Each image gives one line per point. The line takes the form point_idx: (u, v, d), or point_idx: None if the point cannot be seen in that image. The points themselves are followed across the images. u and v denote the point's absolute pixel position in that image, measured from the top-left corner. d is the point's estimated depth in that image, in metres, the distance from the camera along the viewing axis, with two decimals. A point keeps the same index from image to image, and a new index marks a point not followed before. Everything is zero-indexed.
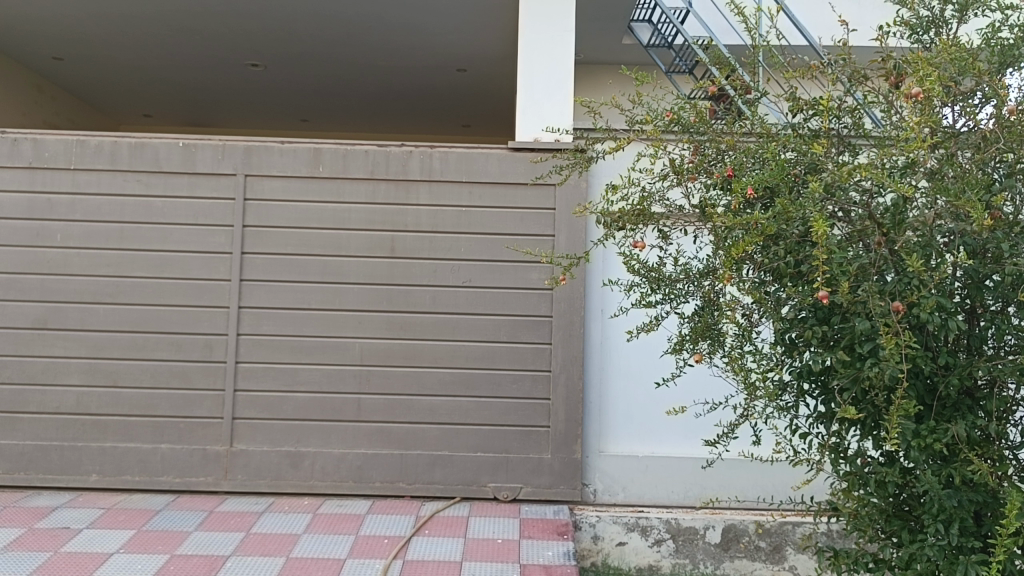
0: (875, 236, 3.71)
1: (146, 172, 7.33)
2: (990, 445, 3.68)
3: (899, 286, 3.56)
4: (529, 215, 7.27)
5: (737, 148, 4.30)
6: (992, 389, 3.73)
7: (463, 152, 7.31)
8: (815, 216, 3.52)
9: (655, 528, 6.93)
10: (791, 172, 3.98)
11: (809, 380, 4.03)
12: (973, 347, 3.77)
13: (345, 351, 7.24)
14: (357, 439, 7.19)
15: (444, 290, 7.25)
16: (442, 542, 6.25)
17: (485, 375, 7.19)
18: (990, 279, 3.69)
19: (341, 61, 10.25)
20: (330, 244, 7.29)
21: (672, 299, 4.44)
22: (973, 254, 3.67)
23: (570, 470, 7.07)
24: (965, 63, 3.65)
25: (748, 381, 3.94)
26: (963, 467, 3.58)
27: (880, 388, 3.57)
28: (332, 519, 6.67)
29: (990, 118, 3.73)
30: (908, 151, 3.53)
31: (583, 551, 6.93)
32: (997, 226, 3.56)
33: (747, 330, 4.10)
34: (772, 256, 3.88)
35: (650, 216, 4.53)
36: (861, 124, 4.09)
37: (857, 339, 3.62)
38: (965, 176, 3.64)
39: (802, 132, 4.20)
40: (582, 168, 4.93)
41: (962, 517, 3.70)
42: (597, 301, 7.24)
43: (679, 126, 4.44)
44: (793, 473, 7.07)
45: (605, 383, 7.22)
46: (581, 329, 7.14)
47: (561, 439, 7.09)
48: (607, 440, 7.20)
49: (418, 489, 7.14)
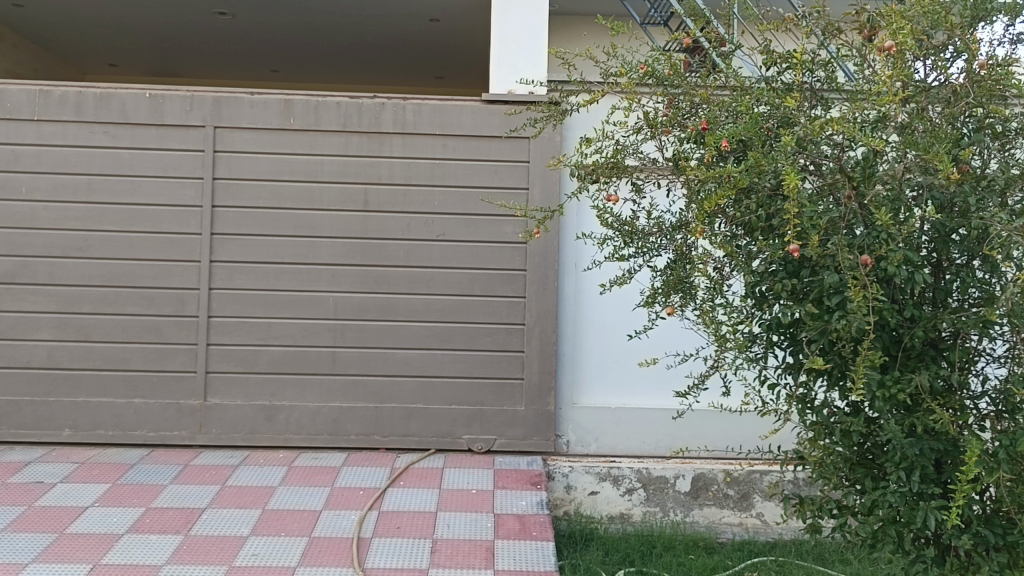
0: (845, 190, 3.75)
1: (112, 122, 7.17)
2: (952, 395, 3.77)
3: (867, 240, 3.61)
4: (503, 168, 7.23)
5: (710, 101, 4.29)
6: (956, 341, 3.81)
7: (436, 104, 7.23)
8: (786, 169, 3.55)
9: (626, 477, 7.04)
10: (764, 126, 3.98)
11: (778, 332, 4.09)
12: (939, 300, 3.83)
13: (319, 305, 7.22)
14: (332, 393, 7.21)
15: (418, 244, 7.22)
16: (417, 492, 6.33)
17: (460, 328, 7.21)
18: (956, 232, 3.75)
19: (312, 10, 10.03)
20: (303, 197, 7.22)
21: (645, 252, 4.47)
22: (941, 208, 3.72)
23: (543, 422, 7.17)
24: (938, 17, 3.65)
25: (719, 333, 3.99)
26: (925, 417, 3.68)
27: (846, 340, 3.64)
28: (308, 472, 6.72)
29: (961, 71, 3.74)
30: (879, 105, 3.56)
31: (556, 501, 7.06)
32: (965, 180, 3.63)
33: (718, 283, 4.15)
34: (743, 209, 3.90)
35: (624, 169, 4.53)
36: (834, 78, 4.09)
37: (825, 292, 3.68)
38: (935, 131, 3.67)
39: (775, 85, 4.19)
40: (556, 120, 4.90)
41: (923, 465, 3.80)
42: (571, 255, 7.26)
43: (654, 79, 4.42)
44: (761, 424, 7.22)
45: (579, 336, 7.28)
46: (555, 283, 7.17)
47: (535, 391, 7.17)
48: (580, 392, 7.29)
49: (393, 441, 7.20)
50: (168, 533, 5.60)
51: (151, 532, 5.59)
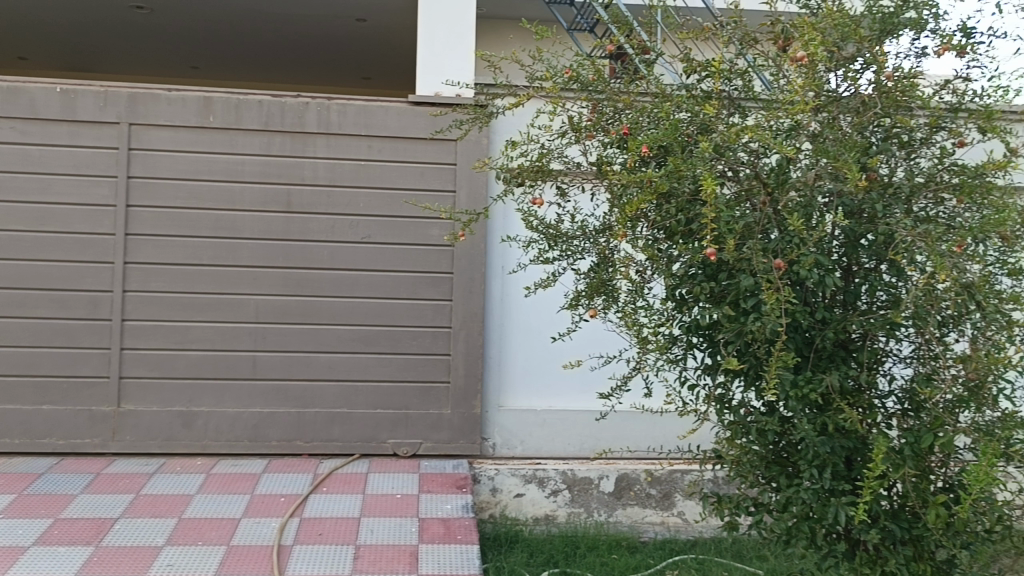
0: (760, 196, 3.86)
1: (20, 118, 6.87)
2: (860, 394, 3.92)
3: (781, 244, 3.72)
4: (429, 171, 7.20)
5: (633, 106, 4.34)
6: (864, 342, 3.96)
7: (362, 105, 7.15)
8: (704, 175, 3.63)
9: (551, 479, 7.08)
10: (683, 132, 4.06)
11: (696, 334, 4.18)
12: (849, 303, 3.97)
13: (240, 308, 7.06)
14: (253, 398, 7.05)
15: (342, 246, 7.13)
16: (341, 498, 6.24)
17: (385, 332, 7.14)
18: (865, 237, 3.90)
19: (234, 6, 9.81)
20: (223, 198, 7.05)
21: (569, 256, 4.51)
22: (850, 214, 3.86)
23: (469, 425, 7.15)
24: (847, 29, 3.79)
25: (640, 335, 4.07)
26: (836, 416, 3.81)
27: (761, 341, 3.75)
28: (227, 479, 6.55)
29: (870, 83, 3.88)
30: (792, 114, 3.68)
31: (481, 504, 7.05)
32: (873, 187, 3.78)
33: (640, 286, 4.21)
34: (664, 214, 3.97)
35: (549, 173, 4.56)
36: (750, 87, 4.20)
37: (742, 294, 3.78)
38: (845, 139, 3.80)
39: (695, 93, 4.28)
40: (482, 123, 4.91)
41: (834, 462, 3.93)
42: (498, 258, 7.28)
43: (578, 84, 4.47)
44: (681, 423, 7.36)
45: (505, 339, 7.30)
46: (482, 286, 7.18)
47: (461, 394, 7.15)
48: (506, 395, 7.31)
49: (316, 447, 7.08)
50: (78, 544, 5.38)
51: (60, 544, 5.37)
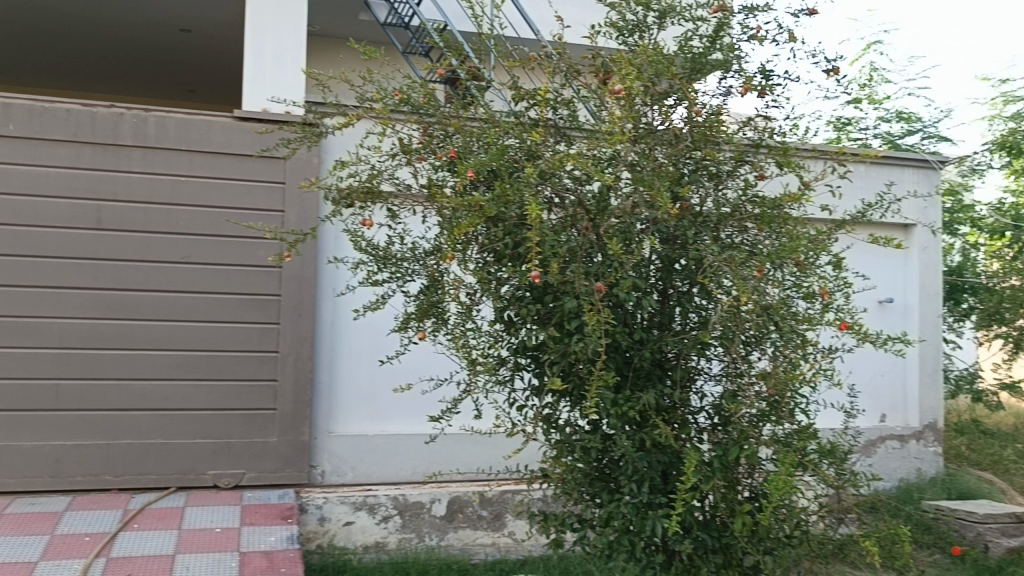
0: (583, 222, 4.02)
1: None
2: (675, 411, 4.14)
3: (602, 267, 3.88)
4: (256, 189, 6.96)
5: (462, 130, 4.37)
6: (678, 361, 4.18)
7: (183, 119, 6.82)
8: (530, 200, 3.73)
9: (381, 505, 6.96)
10: (511, 157, 4.15)
11: (523, 356, 4.26)
12: (664, 324, 4.19)
13: (41, 333, 6.49)
14: (55, 430, 6.49)
15: (159, 267, 6.73)
16: (153, 535, 5.83)
17: (206, 357, 6.79)
18: (678, 262, 4.14)
19: (40, 8, 9.11)
20: (22, 212, 6.48)
21: (398, 278, 4.48)
22: (666, 240, 4.09)
23: (296, 453, 6.91)
24: (661, 67, 4.04)
25: (469, 357, 4.11)
26: (652, 432, 3.99)
27: (584, 361, 3.88)
28: (21, 520, 5.96)
29: (682, 118, 4.13)
30: (611, 143, 3.86)
31: (308, 534, 6.81)
32: (685, 215, 4.02)
33: (468, 309, 4.24)
34: (492, 237, 4.04)
35: (379, 194, 4.52)
36: (575, 117, 4.35)
37: (565, 317, 3.90)
38: (659, 170, 4.02)
39: (523, 120, 4.39)
40: (310, 142, 4.81)
41: (652, 477, 4.12)
42: (326, 280, 7.17)
43: (409, 106, 4.49)
44: (508, 444, 7.50)
45: (334, 363, 7.20)
46: (310, 309, 7.01)
47: (288, 421, 6.91)
48: (336, 420, 7.17)
49: (127, 481, 6.59)
50: None
51: None
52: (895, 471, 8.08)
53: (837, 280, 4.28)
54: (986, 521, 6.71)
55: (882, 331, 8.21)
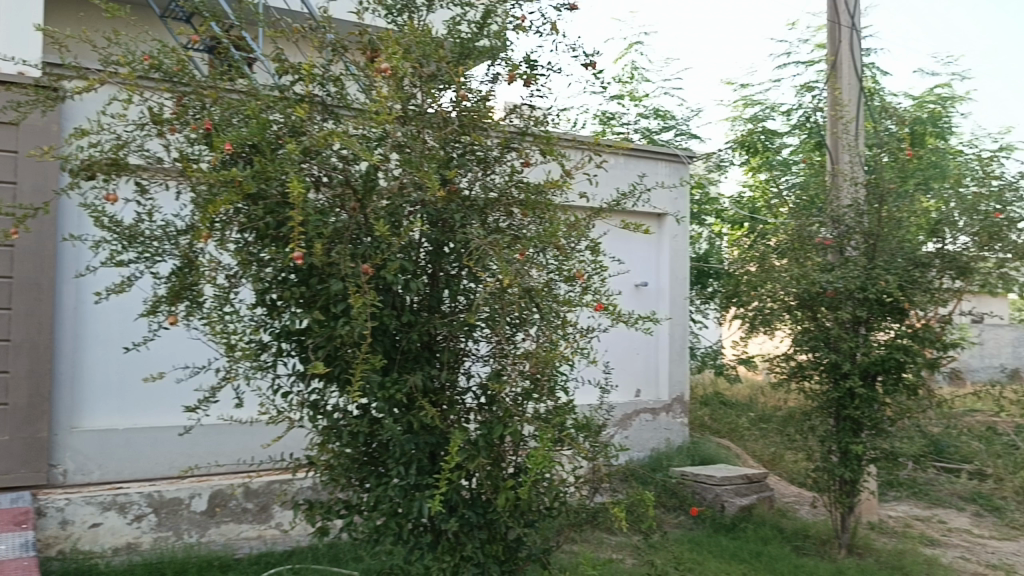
0: (350, 203, 3.95)
1: None
2: (441, 392, 4.20)
3: (369, 249, 3.83)
4: None
5: (220, 102, 4.10)
6: (446, 343, 4.23)
7: None
8: (291, 177, 3.59)
9: (135, 504, 6.44)
10: (273, 133, 3.96)
11: (287, 340, 4.09)
12: (432, 307, 4.22)
13: None
14: None
15: None
16: None
17: None
18: (447, 245, 4.17)
19: None
20: None
21: (147, 258, 4.14)
22: (434, 223, 4.12)
23: (32, 452, 6.22)
24: (428, 48, 4.07)
25: (226, 343, 3.86)
26: (419, 414, 4.01)
27: (349, 344, 3.82)
28: None
29: (450, 102, 4.14)
30: (378, 122, 3.79)
31: (46, 541, 6.16)
32: (453, 199, 4.07)
33: (226, 292, 4.01)
34: (251, 216, 3.84)
35: (124, 167, 4.13)
36: (344, 95, 4.24)
37: (331, 299, 3.82)
38: (427, 152, 4.01)
39: (289, 94, 4.18)
40: (44, 107, 4.32)
41: (419, 458, 4.14)
42: (66, 260, 6.49)
43: (160, 73, 4.16)
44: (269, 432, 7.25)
45: (76, 352, 6.56)
46: (48, 292, 6.33)
47: (22, 417, 6.19)
48: (79, 415, 6.56)
49: None
50: None
51: None
52: (647, 441, 8.72)
53: (595, 264, 4.51)
54: (723, 483, 7.33)
55: (636, 310, 8.83)
